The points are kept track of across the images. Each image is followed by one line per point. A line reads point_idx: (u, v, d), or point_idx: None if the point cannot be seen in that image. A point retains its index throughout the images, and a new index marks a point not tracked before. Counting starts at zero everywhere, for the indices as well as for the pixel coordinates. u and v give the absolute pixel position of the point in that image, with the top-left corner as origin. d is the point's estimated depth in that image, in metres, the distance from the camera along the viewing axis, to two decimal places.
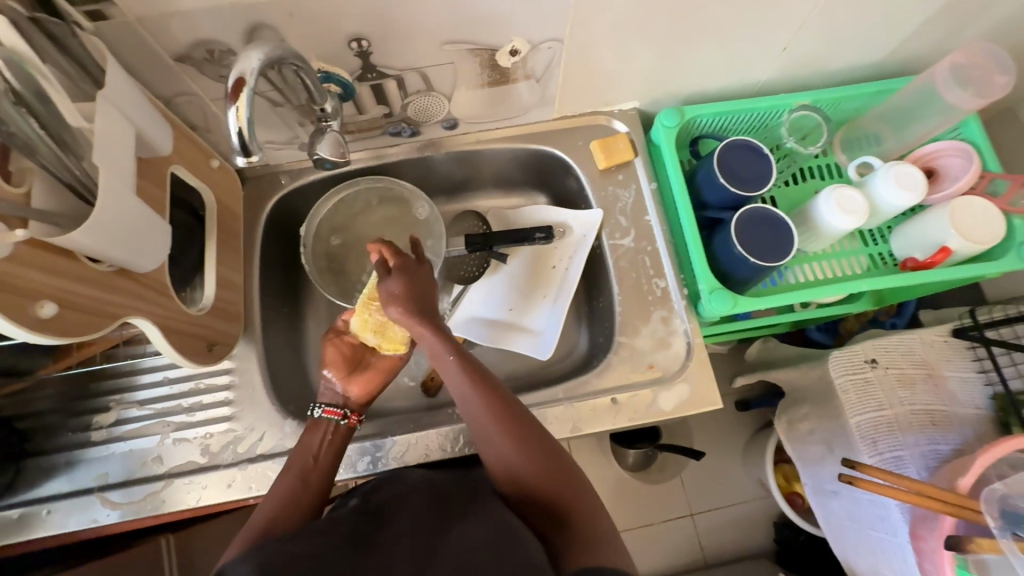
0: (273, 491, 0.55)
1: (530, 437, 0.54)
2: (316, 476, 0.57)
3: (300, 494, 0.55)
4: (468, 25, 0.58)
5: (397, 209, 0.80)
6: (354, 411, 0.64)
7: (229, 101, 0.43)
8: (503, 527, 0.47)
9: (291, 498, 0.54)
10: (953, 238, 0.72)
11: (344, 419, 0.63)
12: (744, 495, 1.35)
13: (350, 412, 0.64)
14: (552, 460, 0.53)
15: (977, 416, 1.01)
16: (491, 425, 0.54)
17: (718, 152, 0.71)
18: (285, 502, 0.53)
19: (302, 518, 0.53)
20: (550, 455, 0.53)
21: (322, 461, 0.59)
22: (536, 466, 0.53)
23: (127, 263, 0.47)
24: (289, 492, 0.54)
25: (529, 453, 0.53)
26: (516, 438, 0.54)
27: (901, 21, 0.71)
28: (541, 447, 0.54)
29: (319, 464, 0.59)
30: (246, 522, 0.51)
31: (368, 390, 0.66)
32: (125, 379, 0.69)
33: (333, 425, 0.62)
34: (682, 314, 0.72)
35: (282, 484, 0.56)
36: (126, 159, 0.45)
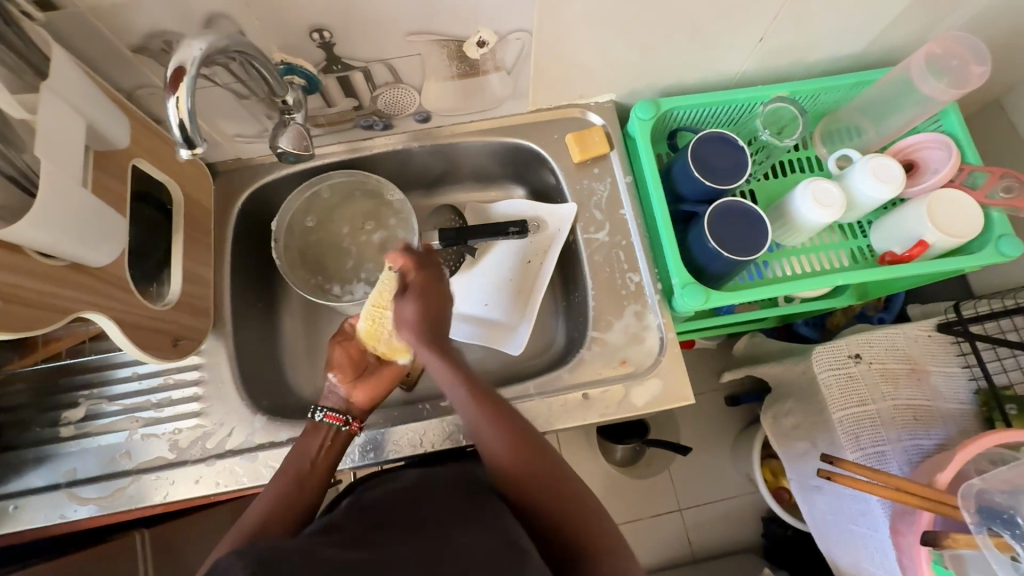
0: (267, 491, 0.54)
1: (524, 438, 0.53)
2: (314, 479, 0.57)
3: (294, 498, 0.54)
4: (431, 16, 0.57)
5: (371, 203, 0.79)
6: (355, 418, 0.64)
7: (171, 91, 0.42)
8: (506, 538, 0.44)
9: (285, 498, 0.53)
10: (930, 232, 0.71)
11: (345, 425, 0.62)
12: (731, 489, 1.35)
13: (352, 417, 0.63)
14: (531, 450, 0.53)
15: (961, 411, 1.00)
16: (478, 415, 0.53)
17: (693, 145, 0.70)
18: (279, 504, 0.53)
19: (293, 521, 0.52)
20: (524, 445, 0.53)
21: (320, 465, 0.58)
22: (520, 458, 0.52)
23: (79, 257, 0.47)
24: (285, 495, 0.54)
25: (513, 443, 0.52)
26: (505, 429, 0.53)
27: (877, 11, 0.70)
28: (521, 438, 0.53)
29: (319, 468, 0.58)
30: (239, 522, 0.51)
31: (373, 396, 0.66)
32: (93, 375, 0.68)
33: (334, 431, 0.62)
34: (655, 308, 0.72)
35: (277, 486, 0.55)
36: (74, 152, 0.45)
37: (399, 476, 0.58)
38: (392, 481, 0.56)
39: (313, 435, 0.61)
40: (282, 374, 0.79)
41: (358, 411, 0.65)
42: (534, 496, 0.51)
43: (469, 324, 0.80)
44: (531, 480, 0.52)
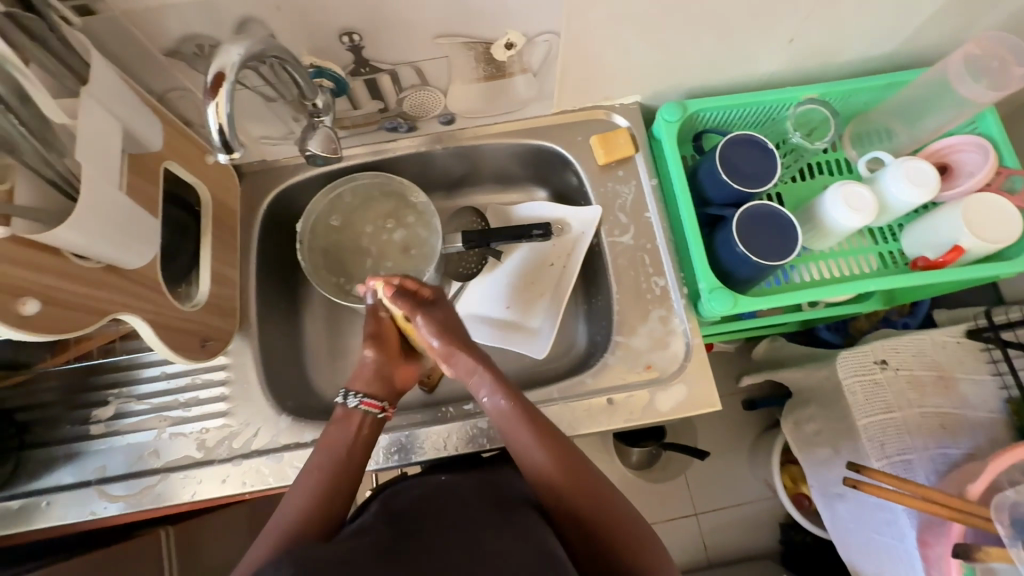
0: (301, 489, 0.51)
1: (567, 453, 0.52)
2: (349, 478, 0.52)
3: (327, 498, 0.50)
4: (461, 19, 0.57)
5: (394, 205, 0.79)
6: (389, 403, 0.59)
7: (209, 96, 0.42)
8: (540, 546, 0.44)
9: (320, 499, 0.50)
10: (966, 238, 0.69)
11: (382, 412, 0.57)
12: (749, 495, 1.33)
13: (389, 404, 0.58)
14: (572, 463, 0.52)
15: (992, 420, 0.98)
16: (523, 429, 0.54)
17: (721, 148, 0.69)
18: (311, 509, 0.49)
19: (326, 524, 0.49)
20: (569, 457, 0.52)
21: (354, 465, 0.54)
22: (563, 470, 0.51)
23: (116, 259, 0.47)
24: (318, 497, 0.50)
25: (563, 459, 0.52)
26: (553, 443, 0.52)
27: (913, 10, 0.68)
28: (566, 450, 0.53)
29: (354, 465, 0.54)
30: (270, 523, 0.48)
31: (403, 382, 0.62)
32: (123, 374, 0.69)
33: (368, 418, 0.57)
34: (681, 313, 0.71)
35: (311, 482, 0.51)
36: (112, 156, 0.45)
37: (423, 483, 0.59)
38: (414, 488, 0.58)
39: (348, 422, 0.55)
40: (305, 375, 0.79)
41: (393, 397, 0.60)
42: (575, 508, 0.50)
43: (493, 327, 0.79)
44: (577, 491, 0.51)
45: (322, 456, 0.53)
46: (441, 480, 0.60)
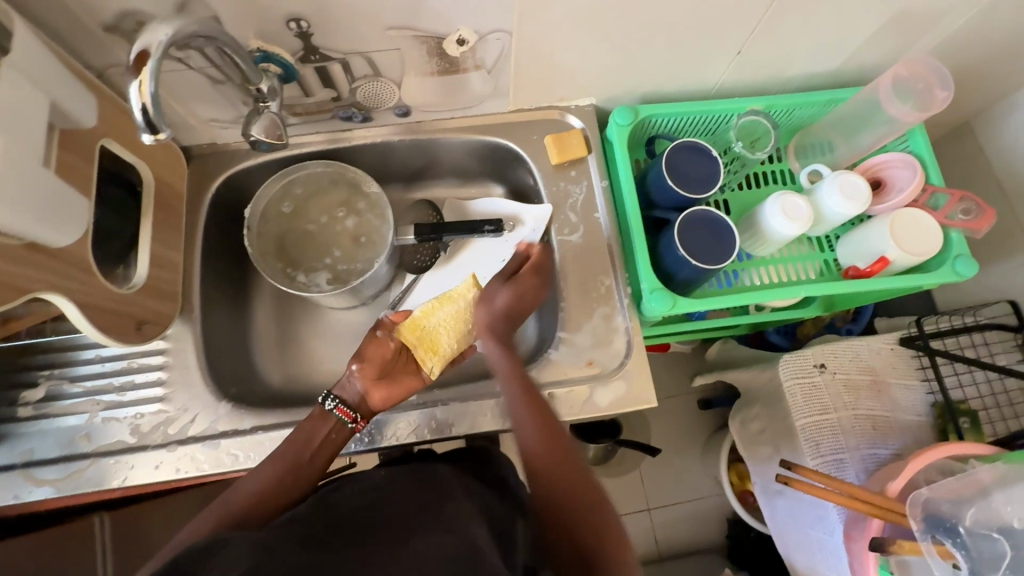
0: (262, 471, 0.55)
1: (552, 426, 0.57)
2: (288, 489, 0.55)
3: (285, 486, 0.55)
4: (410, 11, 0.57)
5: (347, 194, 0.79)
6: (362, 418, 0.63)
7: (132, 74, 0.41)
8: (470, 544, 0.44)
9: (278, 485, 0.55)
10: (892, 249, 0.73)
11: (353, 422, 0.61)
12: (698, 491, 1.37)
13: (361, 418, 0.62)
14: (559, 446, 0.55)
15: (918, 423, 1.04)
16: (524, 409, 0.58)
17: (667, 153, 0.72)
18: (240, 511, 0.52)
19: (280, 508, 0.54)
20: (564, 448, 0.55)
21: (315, 462, 0.58)
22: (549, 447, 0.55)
23: (39, 236, 0.46)
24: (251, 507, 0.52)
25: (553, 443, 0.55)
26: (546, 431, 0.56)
27: (850, 31, 0.72)
28: (556, 436, 0.56)
29: (310, 469, 0.57)
30: (225, 497, 0.53)
31: (388, 401, 0.64)
32: (55, 356, 0.67)
33: (339, 424, 0.61)
34: (624, 312, 0.73)
35: (275, 464, 0.56)
36: (35, 131, 0.44)
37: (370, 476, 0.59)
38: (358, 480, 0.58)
39: (322, 423, 0.60)
40: (251, 363, 0.78)
41: (366, 412, 0.63)
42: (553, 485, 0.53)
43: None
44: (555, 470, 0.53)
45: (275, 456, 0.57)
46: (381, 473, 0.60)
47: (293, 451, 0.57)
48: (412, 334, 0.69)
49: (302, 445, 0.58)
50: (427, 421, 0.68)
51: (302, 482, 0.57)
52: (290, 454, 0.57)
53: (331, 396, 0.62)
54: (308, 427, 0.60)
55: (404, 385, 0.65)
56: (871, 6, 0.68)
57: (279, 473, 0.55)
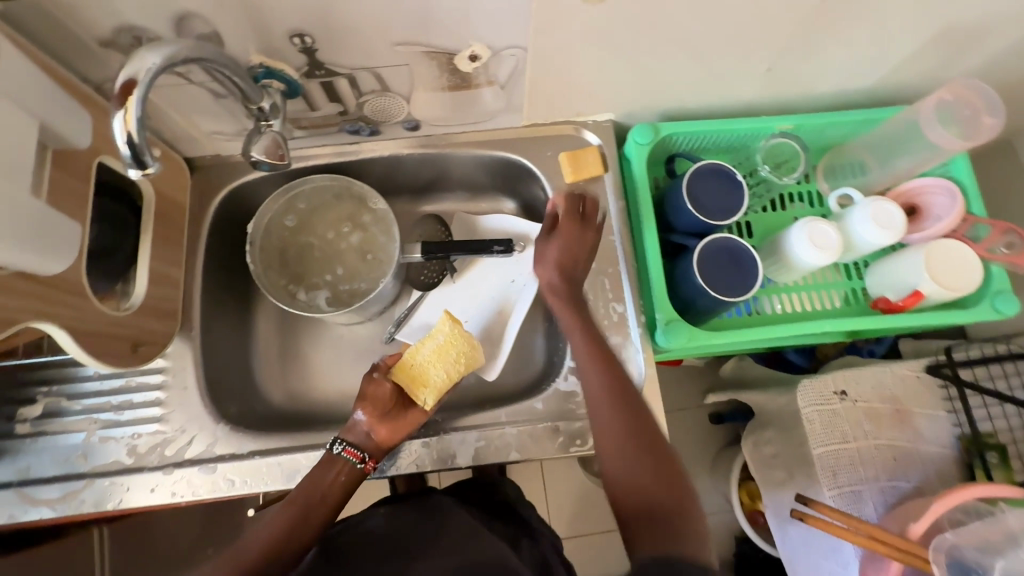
0: (271, 518, 0.55)
1: (628, 399, 0.57)
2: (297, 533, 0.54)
3: (292, 534, 0.54)
4: (420, 27, 0.54)
5: (353, 208, 0.77)
6: (371, 456, 0.61)
7: (117, 104, 0.39)
8: None
9: (288, 530, 0.54)
10: (926, 284, 0.69)
11: (361, 462, 0.60)
12: (707, 508, 1.34)
13: (369, 456, 0.60)
14: (629, 412, 0.56)
15: (942, 456, 0.99)
16: (587, 370, 0.59)
17: (688, 177, 0.68)
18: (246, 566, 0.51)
19: (293, 554, 0.53)
20: (644, 426, 0.55)
21: (325, 506, 0.57)
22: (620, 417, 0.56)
23: (28, 266, 0.44)
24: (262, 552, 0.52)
25: (628, 426, 0.55)
26: (629, 411, 0.56)
27: (889, 48, 0.67)
28: (636, 413, 0.56)
29: (322, 510, 0.56)
30: (237, 547, 0.53)
31: (394, 437, 0.62)
32: (54, 372, 0.66)
33: (348, 466, 0.60)
34: (636, 341, 0.70)
35: (285, 508, 0.56)
36: (20, 159, 0.42)
37: (372, 514, 0.61)
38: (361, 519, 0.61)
39: (330, 467, 0.59)
40: (252, 379, 0.77)
41: (376, 450, 0.62)
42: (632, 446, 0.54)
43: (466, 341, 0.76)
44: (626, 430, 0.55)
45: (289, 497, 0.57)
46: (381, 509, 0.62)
47: (306, 491, 0.57)
48: (403, 373, 0.63)
49: (314, 485, 0.57)
50: (428, 450, 0.66)
51: (313, 525, 0.55)
52: (303, 496, 0.56)
53: (337, 439, 0.61)
54: (322, 466, 0.59)
55: (408, 421, 0.62)
56: (916, 22, 0.63)
57: (291, 516, 0.55)
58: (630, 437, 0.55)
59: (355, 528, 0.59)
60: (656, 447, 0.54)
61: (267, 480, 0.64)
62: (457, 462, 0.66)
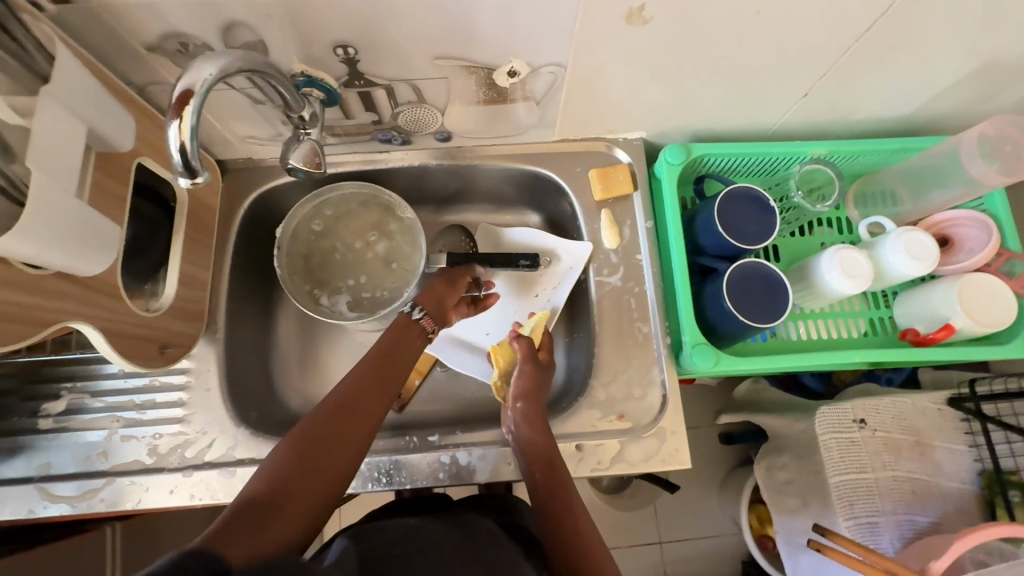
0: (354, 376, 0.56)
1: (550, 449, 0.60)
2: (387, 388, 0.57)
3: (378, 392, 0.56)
4: (463, 42, 0.54)
5: (380, 216, 0.77)
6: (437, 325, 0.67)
7: (173, 113, 0.39)
8: None
9: (373, 390, 0.55)
10: (959, 317, 0.68)
11: (433, 330, 0.65)
12: (714, 529, 1.32)
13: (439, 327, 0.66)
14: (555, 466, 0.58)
15: (962, 491, 0.97)
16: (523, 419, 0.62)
17: (720, 200, 0.67)
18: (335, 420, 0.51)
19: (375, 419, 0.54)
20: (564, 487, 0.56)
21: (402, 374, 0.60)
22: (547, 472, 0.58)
23: (66, 267, 0.44)
24: (359, 396, 0.54)
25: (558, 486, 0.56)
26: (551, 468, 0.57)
27: (930, 79, 0.66)
28: (558, 470, 0.58)
29: (397, 376, 0.59)
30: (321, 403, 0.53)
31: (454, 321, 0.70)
32: (79, 368, 0.67)
33: (420, 332, 0.64)
34: (661, 363, 0.69)
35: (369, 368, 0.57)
36: (69, 162, 0.42)
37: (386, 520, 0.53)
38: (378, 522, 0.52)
39: (411, 329, 0.63)
40: (271, 382, 0.77)
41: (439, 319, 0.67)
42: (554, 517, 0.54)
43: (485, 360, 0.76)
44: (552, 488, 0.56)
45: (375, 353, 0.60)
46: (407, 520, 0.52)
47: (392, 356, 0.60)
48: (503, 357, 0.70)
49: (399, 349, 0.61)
50: (447, 464, 0.66)
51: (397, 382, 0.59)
52: (390, 356, 0.60)
53: (414, 305, 0.65)
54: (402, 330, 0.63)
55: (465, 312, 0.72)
56: (961, 54, 0.62)
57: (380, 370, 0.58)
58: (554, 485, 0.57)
59: (383, 531, 0.48)
60: (565, 506, 0.55)
61: None
62: (474, 480, 0.65)
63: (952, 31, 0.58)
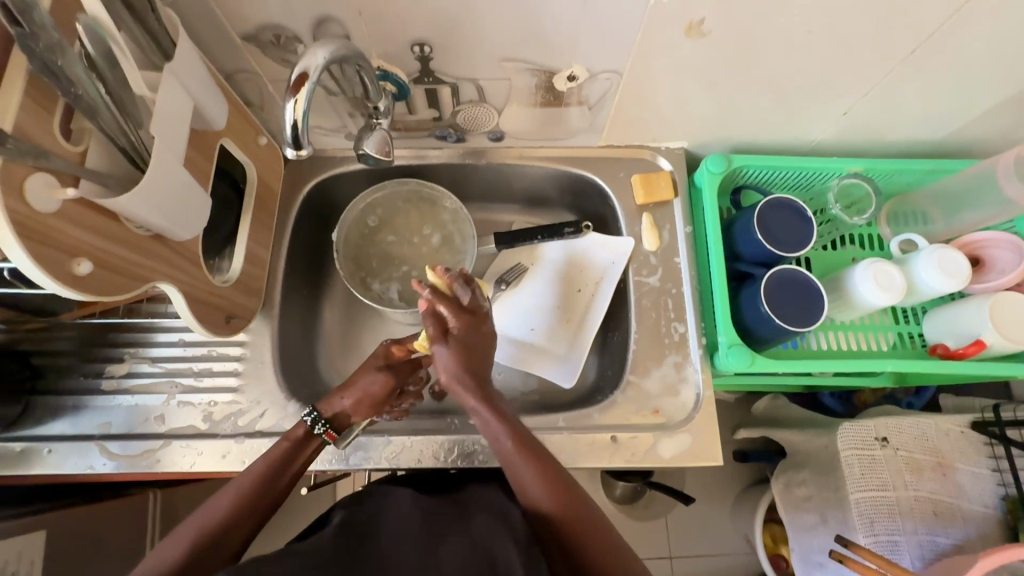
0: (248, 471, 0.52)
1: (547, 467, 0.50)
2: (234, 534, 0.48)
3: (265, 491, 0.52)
4: (529, 46, 0.58)
5: (429, 208, 0.81)
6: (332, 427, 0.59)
7: (290, 91, 0.46)
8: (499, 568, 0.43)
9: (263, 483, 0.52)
10: (990, 333, 0.69)
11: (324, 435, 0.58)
12: (726, 547, 1.29)
13: (332, 430, 0.59)
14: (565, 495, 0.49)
15: (984, 516, 0.95)
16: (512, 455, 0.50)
17: (761, 207, 0.70)
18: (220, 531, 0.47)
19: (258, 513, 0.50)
20: (570, 497, 0.49)
21: (288, 477, 0.54)
22: (556, 501, 0.49)
23: (161, 229, 0.47)
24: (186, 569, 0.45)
25: (554, 488, 0.49)
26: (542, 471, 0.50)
27: (967, 105, 0.70)
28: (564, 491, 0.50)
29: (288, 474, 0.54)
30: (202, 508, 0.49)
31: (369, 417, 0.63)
32: (142, 335, 0.70)
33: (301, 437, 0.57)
34: (696, 362, 0.71)
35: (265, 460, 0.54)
36: (180, 134, 0.47)
37: (397, 490, 0.55)
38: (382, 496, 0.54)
39: (305, 445, 0.57)
40: (315, 362, 0.80)
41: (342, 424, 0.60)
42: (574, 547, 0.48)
43: (537, 358, 0.78)
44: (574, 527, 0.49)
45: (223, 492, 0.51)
46: (410, 494, 0.54)
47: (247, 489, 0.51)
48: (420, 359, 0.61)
49: (257, 479, 0.52)
50: (485, 446, 0.68)
51: (249, 526, 0.49)
52: (244, 490, 0.51)
53: (314, 412, 0.58)
54: (280, 453, 0.55)
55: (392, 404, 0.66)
56: (1001, 83, 0.65)
57: (228, 515, 0.49)
58: (553, 495, 0.49)
59: (381, 497, 0.53)
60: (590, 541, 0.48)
61: (329, 457, 0.67)
62: None
63: (994, 58, 0.61)
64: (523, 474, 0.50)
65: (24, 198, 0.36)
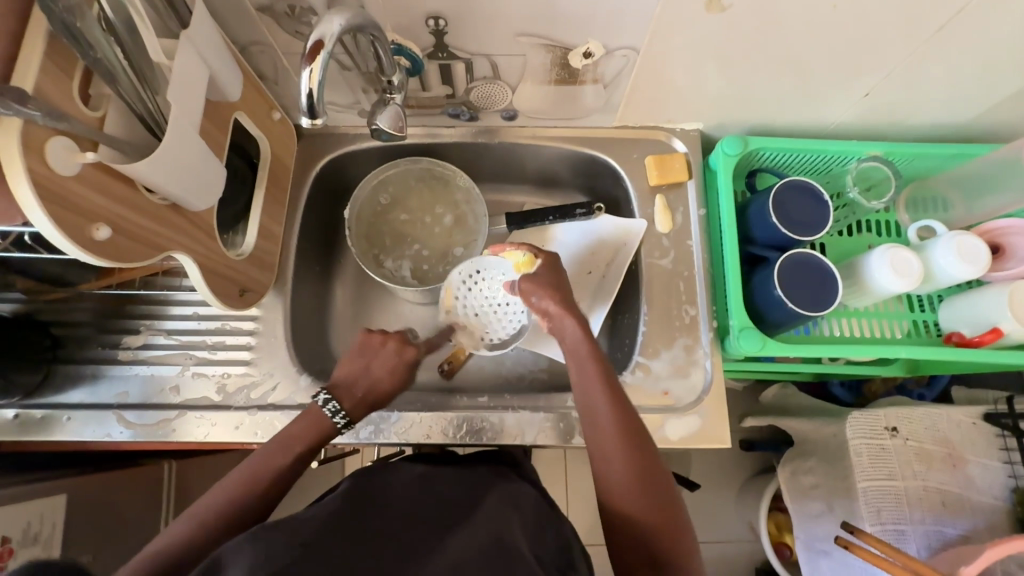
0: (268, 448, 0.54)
1: (639, 454, 0.51)
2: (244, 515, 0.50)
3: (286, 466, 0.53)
4: (545, 22, 0.58)
5: (441, 188, 0.81)
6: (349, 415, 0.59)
7: (305, 60, 0.46)
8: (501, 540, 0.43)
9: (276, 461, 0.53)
10: (1008, 321, 0.68)
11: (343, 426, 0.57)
12: (730, 533, 1.30)
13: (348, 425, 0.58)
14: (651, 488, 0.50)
15: (993, 507, 0.95)
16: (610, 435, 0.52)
17: (777, 190, 0.69)
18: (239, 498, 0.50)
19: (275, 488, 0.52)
20: (659, 489, 0.50)
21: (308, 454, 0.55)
22: (640, 489, 0.50)
23: (177, 198, 0.48)
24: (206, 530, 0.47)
25: (639, 471, 0.50)
26: (634, 453, 0.51)
27: (993, 87, 0.68)
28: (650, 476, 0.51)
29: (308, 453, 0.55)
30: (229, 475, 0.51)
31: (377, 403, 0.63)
32: (157, 307, 0.71)
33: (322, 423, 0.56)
34: (706, 345, 0.71)
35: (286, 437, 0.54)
36: (196, 104, 0.47)
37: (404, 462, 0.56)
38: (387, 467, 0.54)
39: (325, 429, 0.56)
40: (325, 339, 0.81)
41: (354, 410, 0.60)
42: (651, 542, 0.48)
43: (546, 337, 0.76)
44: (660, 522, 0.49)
45: (229, 476, 0.51)
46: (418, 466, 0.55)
47: (246, 475, 0.51)
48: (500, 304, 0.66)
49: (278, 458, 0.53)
50: (493, 424, 0.69)
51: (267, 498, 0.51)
52: (266, 465, 0.52)
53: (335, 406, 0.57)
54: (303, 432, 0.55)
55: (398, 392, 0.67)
56: None
57: (243, 488, 0.50)
58: (639, 483, 0.50)
59: (388, 469, 0.53)
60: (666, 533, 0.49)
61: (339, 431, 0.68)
62: (515, 441, 0.68)
63: None
64: (613, 465, 0.51)
65: (45, 160, 0.36)
